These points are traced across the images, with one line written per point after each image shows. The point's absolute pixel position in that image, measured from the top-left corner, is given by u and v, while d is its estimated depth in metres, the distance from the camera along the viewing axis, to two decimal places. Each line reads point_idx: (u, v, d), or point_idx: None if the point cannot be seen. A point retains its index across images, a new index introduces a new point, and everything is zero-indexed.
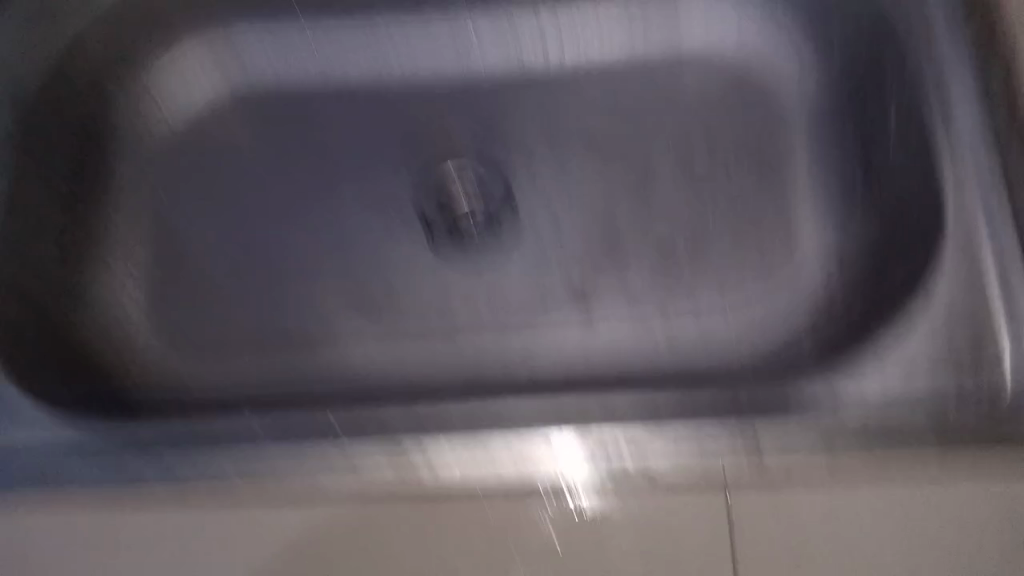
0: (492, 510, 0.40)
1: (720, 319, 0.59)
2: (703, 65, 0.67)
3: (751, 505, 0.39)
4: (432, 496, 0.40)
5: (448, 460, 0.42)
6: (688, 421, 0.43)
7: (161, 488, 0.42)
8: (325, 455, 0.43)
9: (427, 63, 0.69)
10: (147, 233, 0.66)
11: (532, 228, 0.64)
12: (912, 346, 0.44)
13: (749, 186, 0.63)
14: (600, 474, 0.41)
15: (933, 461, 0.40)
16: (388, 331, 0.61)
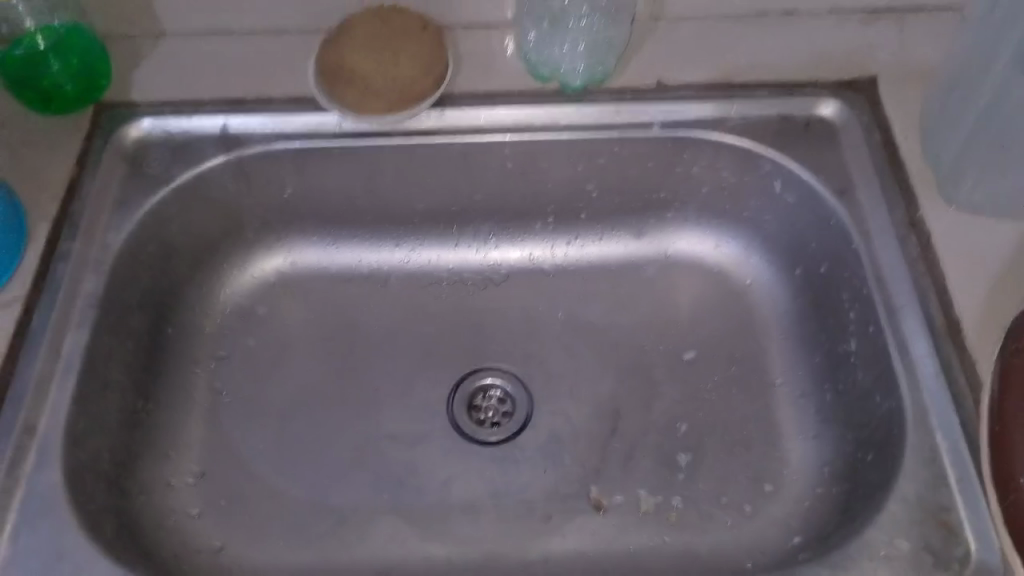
0: None
1: (718, 514, 0.67)
2: (694, 293, 0.80)
3: None
4: None
5: None
6: None
7: None
8: None
9: (460, 283, 0.81)
10: (200, 417, 0.72)
11: (551, 430, 0.73)
12: (889, 541, 0.53)
13: (738, 395, 0.73)
14: None
15: None
16: (421, 524, 0.67)
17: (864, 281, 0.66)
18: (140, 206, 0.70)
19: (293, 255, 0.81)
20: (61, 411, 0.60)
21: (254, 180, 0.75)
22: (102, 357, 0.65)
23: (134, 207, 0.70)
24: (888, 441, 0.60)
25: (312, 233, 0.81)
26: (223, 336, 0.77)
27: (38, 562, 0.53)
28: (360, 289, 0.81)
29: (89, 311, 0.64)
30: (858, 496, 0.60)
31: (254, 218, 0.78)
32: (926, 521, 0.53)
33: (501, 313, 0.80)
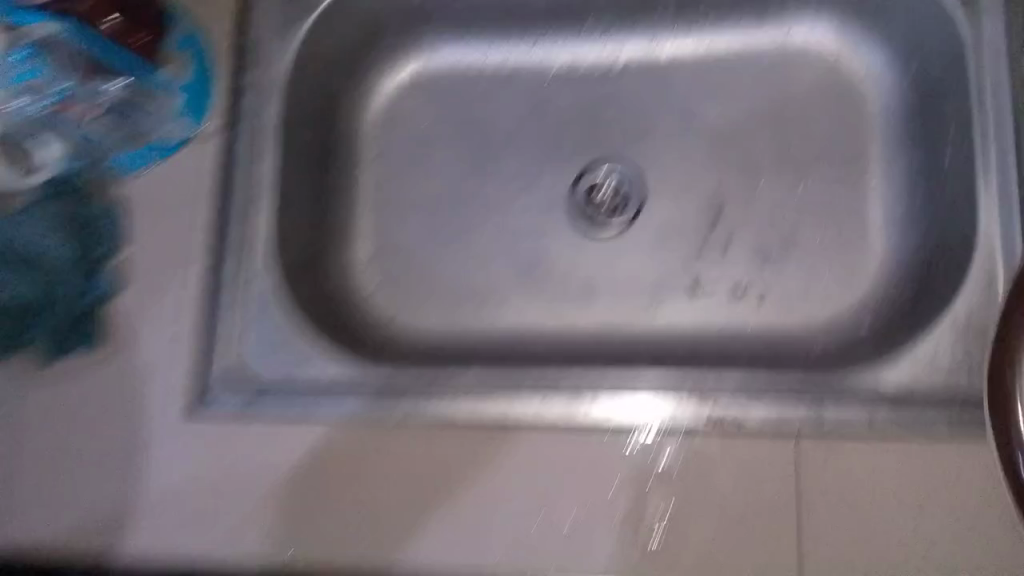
0: (610, 444, 0.63)
1: (801, 300, 0.78)
2: (808, 86, 0.83)
3: (806, 448, 0.61)
4: (571, 432, 0.64)
5: (586, 413, 0.65)
6: (754, 386, 0.65)
7: (410, 420, 0.66)
8: (506, 405, 0.66)
9: (582, 79, 0.88)
10: (367, 208, 0.86)
11: (661, 221, 0.83)
12: (940, 350, 0.62)
13: (836, 191, 0.79)
14: (694, 418, 0.63)
15: (927, 432, 0.60)
16: (548, 299, 0.82)
17: (969, 97, 0.68)
18: (300, 26, 0.78)
19: (428, 61, 0.90)
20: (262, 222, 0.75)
21: None
22: (288, 171, 0.79)
23: (292, 26, 0.78)
24: (960, 256, 0.67)
25: (447, 35, 0.89)
26: (377, 133, 0.89)
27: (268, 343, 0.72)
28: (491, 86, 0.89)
29: (268, 130, 0.77)
30: (927, 299, 0.69)
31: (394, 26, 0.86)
32: (974, 337, 0.62)
33: (619, 108, 0.87)
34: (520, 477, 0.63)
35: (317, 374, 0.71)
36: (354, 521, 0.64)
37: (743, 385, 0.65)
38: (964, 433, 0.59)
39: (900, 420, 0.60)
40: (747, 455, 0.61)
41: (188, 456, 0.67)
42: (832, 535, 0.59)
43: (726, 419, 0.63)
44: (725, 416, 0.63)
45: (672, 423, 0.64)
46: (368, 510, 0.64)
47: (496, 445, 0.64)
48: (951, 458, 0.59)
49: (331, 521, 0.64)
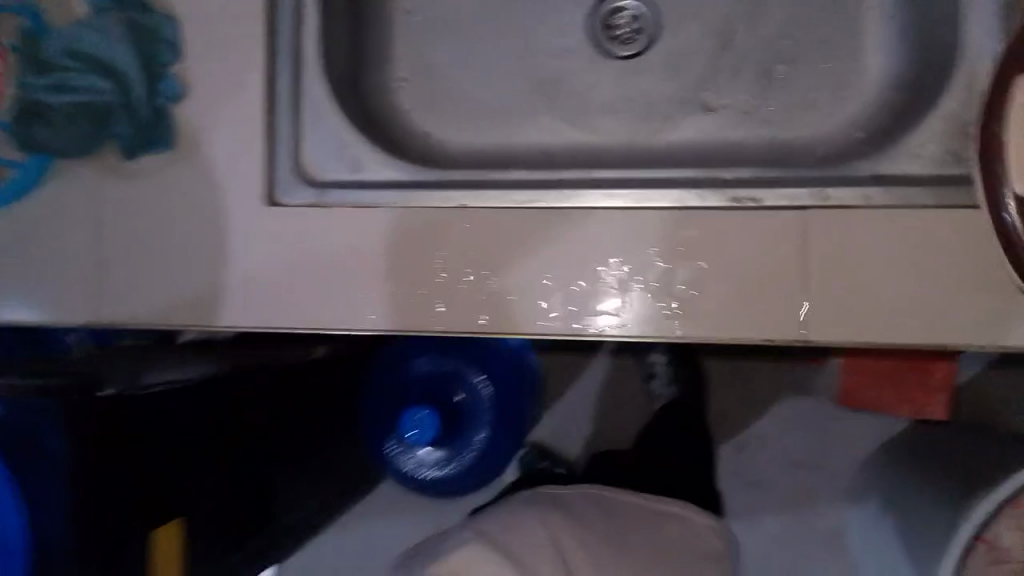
0: (648, 225, 0.72)
1: (802, 116, 0.87)
2: None
3: (816, 220, 0.70)
4: (610, 216, 0.73)
5: (623, 198, 0.74)
6: (767, 177, 0.74)
7: (467, 209, 0.75)
8: (556, 196, 0.75)
9: None
10: (398, 35, 0.92)
11: (674, 46, 0.91)
12: (930, 141, 0.72)
13: (834, 14, 0.87)
14: (719, 202, 0.72)
15: (923, 206, 0.69)
16: (572, 118, 0.91)
17: None
18: None
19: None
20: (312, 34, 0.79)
21: None
22: None
23: None
24: (941, 64, 0.77)
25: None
26: None
27: (331, 145, 0.79)
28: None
29: None
30: (919, 104, 0.78)
31: None
32: (960, 130, 0.71)
33: None
34: (563, 255, 0.74)
35: (375, 173, 0.78)
36: (404, 295, 0.75)
37: (761, 177, 0.74)
38: (953, 206, 0.69)
39: (895, 200, 0.70)
40: (762, 227, 0.71)
41: (267, 240, 0.77)
42: (831, 288, 0.70)
43: (744, 201, 0.72)
44: (745, 200, 0.72)
45: (703, 205, 0.72)
46: (414, 287, 0.75)
47: (540, 226, 0.74)
48: (938, 225, 0.69)
49: (401, 290, 0.75)
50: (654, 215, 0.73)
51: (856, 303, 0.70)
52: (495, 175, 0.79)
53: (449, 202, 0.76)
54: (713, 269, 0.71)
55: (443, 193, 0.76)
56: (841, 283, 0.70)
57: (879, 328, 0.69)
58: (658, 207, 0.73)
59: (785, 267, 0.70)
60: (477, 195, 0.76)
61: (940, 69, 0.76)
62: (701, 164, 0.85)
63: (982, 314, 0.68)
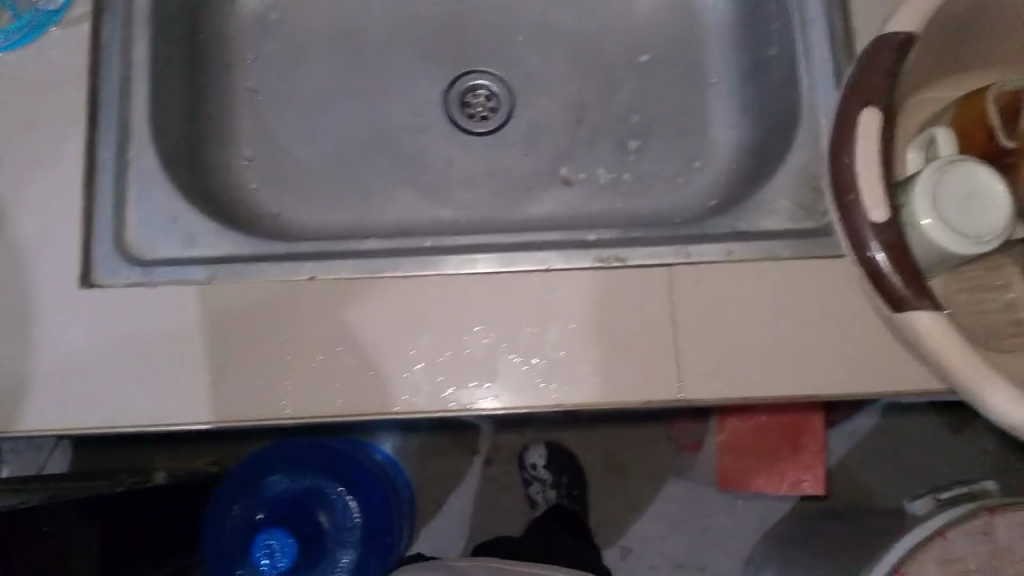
0: (523, 288, 0.69)
1: (659, 183, 0.87)
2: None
3: (685, 273, 0.69)
4: (477, 280, 0.69)
5: (491, 263, 0.70)
6: (627, 240, 0.72)
7: (326, 275, 0.69)
8: (433, 264, 0.70)
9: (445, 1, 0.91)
10: (238, 114, 0.86)
11: (530, 123, 0.90)
12: (792, 198, 0.72)
13: (681, 87, 0.88)
14: (592, 262, 0.70)
15: (789, 257, 0.69)
16: (429, 196, 0.87)
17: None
18: None
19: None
20: (143, 120, 0.73)
21: None
22: (161, 64, 0.77)
23: None
24: (784, 130, 0.79)
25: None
26: (236, 45, 0.88)
27: (161, 217, 0.71)
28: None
29: (117, 30, 0.74)
30: (764, 163, 0.80)
31: None
32: (810, 185, 0.72)
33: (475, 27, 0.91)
34: (433, 317, 0.68)
35: (212, 262, 0.70)
36: (212, 387, 0.66)
37: (628, 240, 0.72)
38: (815, 254, 0.69)
39: (757, 251, 0.70)
40: (626, 285, 0.69)
41: (77, 327, 0.67)
42: (704, 352, 0.68)
43: (609, 261, 0.70)
44: (609, 259, 0.71)
45: (578, 265, 0.70)
46: (224, 379, 0.67)
47: (391, 291, 0.69)
48: (800, 272, 0.69)
49: (258, 367, 0.67)
50: (526, 274, 0.70)
51: (726, 372, 0.67)
52: (346, 245, 0.72)
53: (296, 272, 0.69)
54: (581, 338, 0.68)
55: (290, 264, 0.69)
56: (710, 346, 0.68)
57: (755, 379, 0.67)
58: (528, 268, 0.70)
59: (650, 344, 0.68)
60: (337, 264, 0.70)
61: (789, 135, 0.76)
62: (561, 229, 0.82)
63: (858, 355, 0.67)
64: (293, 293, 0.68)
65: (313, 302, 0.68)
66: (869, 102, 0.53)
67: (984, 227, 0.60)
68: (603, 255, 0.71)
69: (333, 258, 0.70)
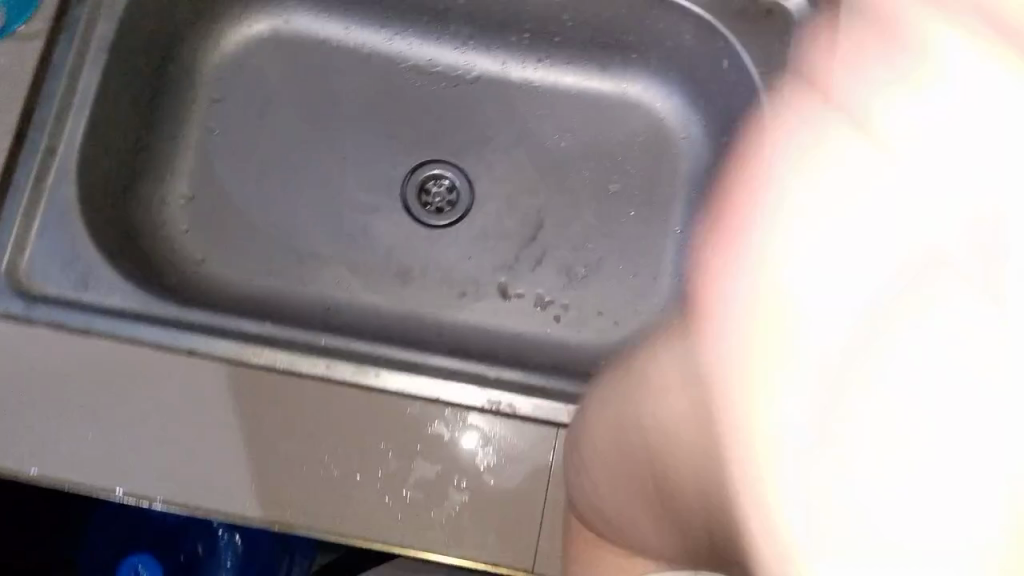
0: (404, 415, 0.65)
1: (593, 321, 0.84)
2: (646, 128, 0.89)
3: (571, 438, 0.66)
4: (360, 393, 0.66)
5: (382, 376, 0.67)
6: (529, 385, 0.70)
7: (206, 353, 0.66)
8: (321, 365, 0.67)
9: (428, 87, 0.90)
10: (190, 152, 0.86)
11: (482, 225, 0.87)
12: None
13: (640, 228, 0.87)
14: (482, 403, 0.67)
15: None
16: (362, 279, 0.85)
17: None
18: None
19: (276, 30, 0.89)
20: (75, 147, 0.71)
21: None
22: (112, 95, 0.75)
23: None
24: None
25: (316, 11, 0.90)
26: (207, 83, 0.87)
27: (61, 254, 0.69)
28: (345, 65, 0.90)
29: (71, 53, 0.72)
30: None
31: None
32: None
33: (453, 118, 0.89)
34: (302, 421, 0.64)
35: (98, 313, 0.67)
36: (55, 445, 0.62)
37: (528, 388, 0.69)
38: None
39: None
40: (511, 436, 0.66)
41: None
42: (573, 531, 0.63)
43: (501, 407, 0.67)
44: (503, 403, 0.67)
45: (468, 403, 0.67)
46: (70, 441, 0.62)
47: (269, 387, 0.65)
48: None
49: (107, 436, 0.62)
50: (413, 401, 0.66)
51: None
52: (241, 323, 0.70)
53: (178, 343, 0.66)
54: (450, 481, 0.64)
55: (174, 334, 0.67)
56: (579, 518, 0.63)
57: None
58: (417, 393, 0.66)
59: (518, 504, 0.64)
60: (223, 344, 0.67)
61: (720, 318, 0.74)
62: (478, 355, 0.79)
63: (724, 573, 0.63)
64: (167, 368, 0.65)
65: (186, 379, 0.65)
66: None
67: None
68: (497, 398, 0.67)
69: (223, 336, 0.68)
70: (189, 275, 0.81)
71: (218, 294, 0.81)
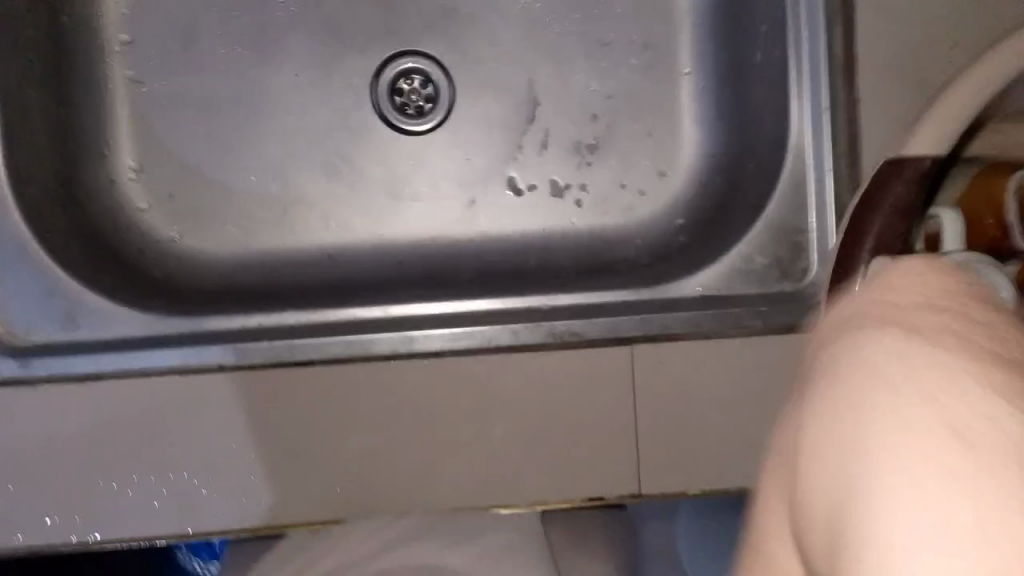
0: (463, 374, 0.60)
1: (618, 199, 0.77)
2: None
3: (644, 351, 0.61)
4: (409, 366, 0.60)
5: (429, 339, 0.62)
6: (583, 305, 0.65)
7: (234, 365, 0.60)
8: (364, 343, 0.61)
9: None
10: (121, 117, 0.73)
11: (472, 119, 0.77)
12: (761, 257, 0.65)
13: (646, 80, 0.77)
14: (544, 338, 0.62)
15: (764, 334, 0.62)
16: (359, 214, 0.76)
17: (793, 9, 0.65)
18: None
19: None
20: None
21: None
22: (12, 93, 0.64)
23: None
24: (763, 160, 0.69)
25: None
26: (112, 29, 0.72)
27: (35, 298, 0.61)
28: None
29: None
30: (741, 192, 0.71)
31: None
32: (775, 246, 0.65)
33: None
34: (359, 407, 0.60)
35: (106, 348, 0.61)
36: (112, 501, 0.58)
37: (584, 309, 0.64)
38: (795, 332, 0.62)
39: (727, 323, 0.62)
40: (582, 366, 0.61)
41: None
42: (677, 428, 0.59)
43: (564, 335, 0.62)
44: (566, 332, 0.62)
45: (528, 342, 0.62)
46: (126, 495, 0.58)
47: (312, 382, 0.60)
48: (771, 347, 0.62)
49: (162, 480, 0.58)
50: (469, 357, 0.61)
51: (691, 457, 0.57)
52: (262, 317, 0.64)
53: (201, 360, 0.60)
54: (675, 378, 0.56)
55: (194, 353, 0.60)
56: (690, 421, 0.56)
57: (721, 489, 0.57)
58: (471, 345, 0.61)
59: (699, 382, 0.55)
60: (249, 348, 0.61)
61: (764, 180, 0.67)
62: (508, 276, 0.74)
63: None
64: (197, 390, 0.59)
65: (229, 402, 0.59)
66: (880, 251, 0.45)
67: None
68: (557, 329, 0.62)
69: (247, 339, 0.62)
70: (172, 263, 0.73)
71: (211, 276, 0.73)
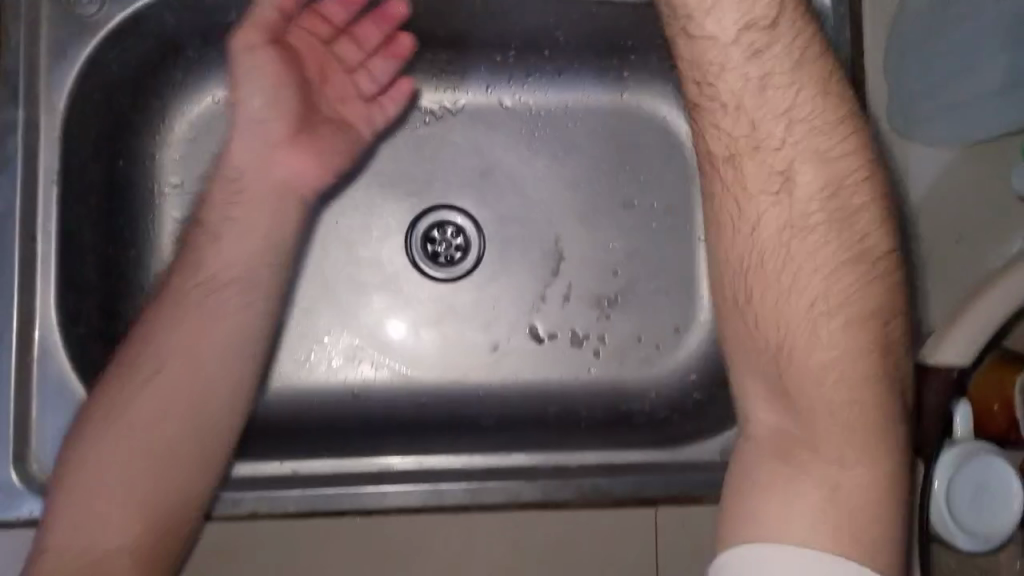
0: (493, 523, 0.63)
1: (635, 352, 0.80)
2: (657, 135, 0.83)
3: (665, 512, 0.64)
4: (439, 519, 0.63)
5: (462, 490, 0.63)
6: (612, 463, 0.67)
7: (272, 512, 0.62)
8: (400, 493, 0.63)
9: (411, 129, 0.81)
10: (165, 252, 0.75)
11: (498, 268, 0.81)
12: None
13: (665, 242, 0.82)
14: (572, 494, 0.64)
15: None
16: (385, 354, 0.79)
17: None
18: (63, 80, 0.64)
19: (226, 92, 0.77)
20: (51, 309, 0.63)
21: (167, 31, 0.70)
22: (72, 229, 0.66)
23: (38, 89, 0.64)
24: None
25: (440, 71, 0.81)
26: (165, 171, 0.76)
27: None
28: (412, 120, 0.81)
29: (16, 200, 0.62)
30: None
31: (182, 57, 0.73)
32: None
33: (444, 157, 0.81)
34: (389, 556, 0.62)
35: None
36: None
37: (611, 467, 0.66)
38: None
39: None
40: (607, 525, 0.64)
41: None
42: (779, 401, 0.43)
43: (590, 491, 0.64)
44: (593, 490, 0.64)
45: (558, 498, 0.64)
46: None
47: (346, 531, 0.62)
48: None
49: None
50: (498, 510, 0.63)
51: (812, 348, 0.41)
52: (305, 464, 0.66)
53: (241, 506, 0.62)
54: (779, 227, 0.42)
55: (231, 499, 0.62)
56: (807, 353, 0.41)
57: (850, 375, 0.41)
58: (503, 499, 0.63)
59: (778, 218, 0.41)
60: (285, 494, 0.62)
61: None
62: (527, 423, 0.77)
63: None
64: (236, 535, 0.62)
65: (266, 547, 0.62)
66: None
67: (997, 526, 0.57)
68: (586, 488, 0.64)
69: (281, 485, 0.63)
70: None
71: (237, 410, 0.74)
